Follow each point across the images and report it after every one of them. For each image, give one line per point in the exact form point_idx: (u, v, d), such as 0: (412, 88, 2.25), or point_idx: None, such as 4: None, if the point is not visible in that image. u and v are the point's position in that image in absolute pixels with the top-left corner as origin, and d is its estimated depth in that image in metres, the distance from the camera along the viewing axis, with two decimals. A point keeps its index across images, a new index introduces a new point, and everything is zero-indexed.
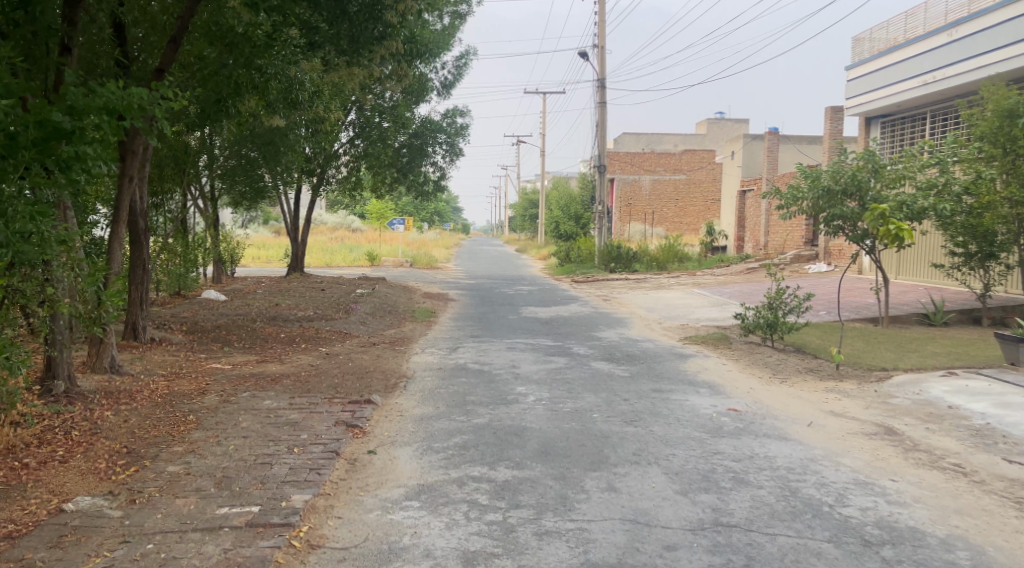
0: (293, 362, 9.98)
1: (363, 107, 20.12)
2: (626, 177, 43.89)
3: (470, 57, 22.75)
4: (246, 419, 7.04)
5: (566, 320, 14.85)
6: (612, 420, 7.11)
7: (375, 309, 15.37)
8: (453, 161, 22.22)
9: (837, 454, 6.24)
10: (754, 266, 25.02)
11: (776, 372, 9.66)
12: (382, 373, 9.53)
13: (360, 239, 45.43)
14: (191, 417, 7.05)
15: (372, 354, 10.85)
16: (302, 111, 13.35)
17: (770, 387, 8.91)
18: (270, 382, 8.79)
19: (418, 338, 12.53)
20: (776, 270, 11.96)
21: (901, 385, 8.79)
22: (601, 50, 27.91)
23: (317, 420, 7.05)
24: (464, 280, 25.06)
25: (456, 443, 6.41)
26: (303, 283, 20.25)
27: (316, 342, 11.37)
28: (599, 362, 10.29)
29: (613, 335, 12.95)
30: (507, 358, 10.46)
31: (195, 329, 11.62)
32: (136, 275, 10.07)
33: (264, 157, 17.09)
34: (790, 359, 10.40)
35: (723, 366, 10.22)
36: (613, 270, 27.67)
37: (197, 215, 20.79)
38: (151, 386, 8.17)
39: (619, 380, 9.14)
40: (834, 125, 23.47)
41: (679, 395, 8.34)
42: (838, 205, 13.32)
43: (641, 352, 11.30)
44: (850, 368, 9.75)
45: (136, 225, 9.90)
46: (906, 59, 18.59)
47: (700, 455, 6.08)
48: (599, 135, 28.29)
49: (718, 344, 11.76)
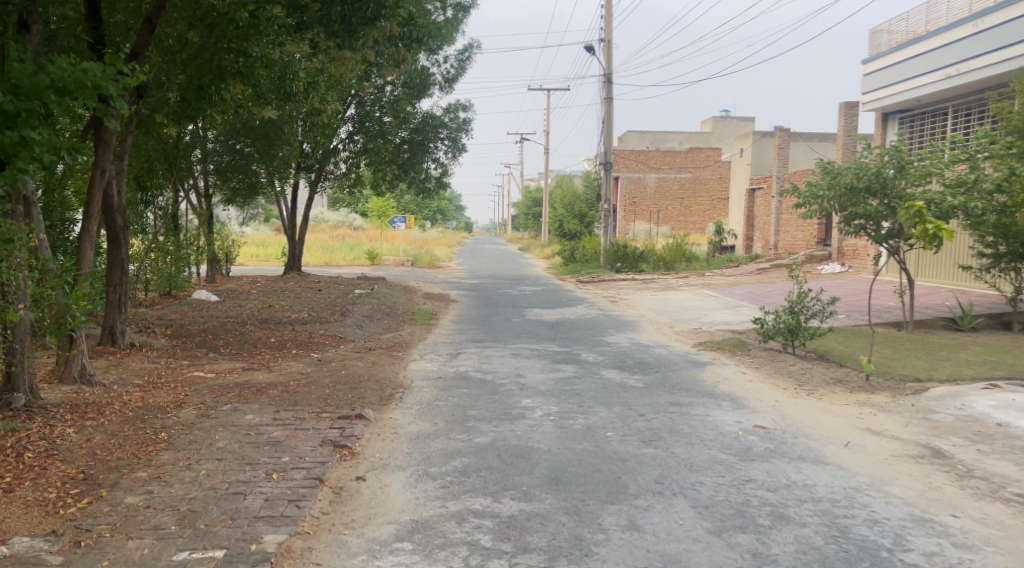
0: (282, 370, 9.29)
1: (363, 100, 19.42)
2: (631, 176, 43.17)
3: (473, 50, 22.08)
4: (224, 437, 6.34)
5: (572, 323, 14.14)
6: (628, 441, 6.42)
7: (373, 310, 14.68)
8: (455, 157, 21.52)
9: (885, 482, 5.55)
10: (765, 266, 24.31)
11: (802, 383, 8.95)
12: (377, 382, 8.84)
13: (360, 238, 44.72)
14: (162, 435, 6.35)
15: (367, 361, 10.15)
16: (296, 103, 12.69)
17: (798, 400, 8.19)
18: (256, 393, 8.10)
19: (417, 343, 11.84)
20: (798, 272, 11.26)
21: (940, 399, 8.08)
22: (607, 44, 27.21)
23: (301, 439, 6.34)
24: (466, 280, 24.36)
25: (455, 468, 5.72)
26: (299, 283, 19.57)
27: (308, 348, 10.67)
28: (611, 371, 9.58)
29: (623, 340, 12.24)
30: (511, 366, 9.76)
31: (180, 333, 10.93)
32: (114, 276, 9.40)
33: (259, 150, 16.35)
34: (815, 368, 9.69)
35: (744, 376, 9.51)
36: (619, 270, 26.92)
37: (190, 213, 20.08)
38: (123, 398, 7.49)
39: (633, 392, 8.44)
40: (849, 121, 22.74)
41: (699, 410, 7.63)
42: (861, 203, 12.57)
43: (654, 359, 10.59)
44: (882, 377, 9.04)
45: (114, 222, 9.21)
46: (927, 51, 17.90)
47: (731, 484, 5.38)
48: (606, 132, 27.58)
49: (736, 351, 11.05)
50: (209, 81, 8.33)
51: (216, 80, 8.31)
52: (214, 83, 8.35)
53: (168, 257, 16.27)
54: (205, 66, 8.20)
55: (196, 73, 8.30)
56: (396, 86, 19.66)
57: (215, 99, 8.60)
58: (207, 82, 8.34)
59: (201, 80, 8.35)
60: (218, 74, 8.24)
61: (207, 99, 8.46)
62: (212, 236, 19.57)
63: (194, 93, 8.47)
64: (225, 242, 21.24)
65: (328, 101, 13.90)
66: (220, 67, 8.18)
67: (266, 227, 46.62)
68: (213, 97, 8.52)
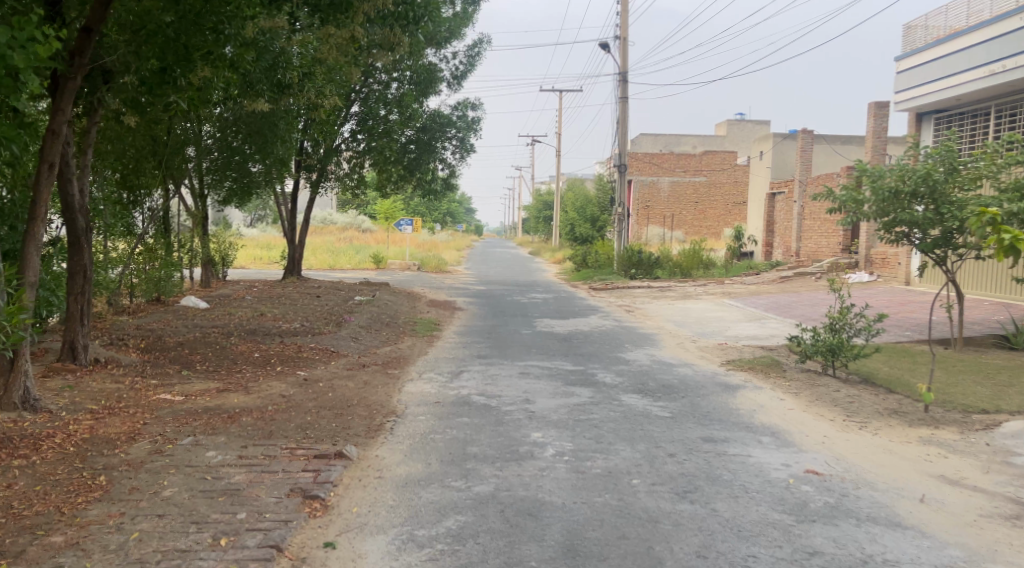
0: (262, 393, 8.19)
1: (365, 96, 18.37)
2: (645, 179, 41.95)
3: (483, 45, 21.05)
4: (174, 483, 5.31)
5: (586, 337, 13.05)
6: (659, 493, 5.35)
7: (371, 320, 13.59)
8: (463, 157, 20.48)
9: (983, 557, 4.47)
10: (788, 274, 23.14)
11: (852, 414, 7.84)
12: (366, 408, 7.79)
13: (367, 241, 43.69)
14: (100, 480, 5.31)
15: (358, 381, 9.07)
16: (289, 95, 11.68)
17: (851, 436, 7.09)
18: (228, 422, 7.04)
19: (416, 359, 10.77)
20: (837, 284, 10.09)
21: (1018, 436, 6.96)
22: (622, 41, 26.16)
23: (265, 486, 5.28)
24: (474, 286, 23.32)
25: (449, 530, 4.67)
26: (298, 289, 18.57)
27: (295, 365, 9.62)
28: (631, 397, 8.49)
29: (643, 357, 11.13)
30: (519, 389, 8.69)
31: (155, 346, 9.86)
32: (75, 284, 8.41)
33: (254, 146, 15.26)
34: (864, 395, 8.57)
35: (782, 404, 8.42)
36: (633, 277, 25.81)
37: (183, 214, 19.05)
38: (70, 428, 6.46)
39: (658, 423, 7.36)
40: (878, 121, 21.63)
41: (739, 450, 6.54)
42: (904, 209, 11.53)
43: (679, 381, 9.49)
44: (942, 408, 7.91)
45: (75, 223, 8.22)
46: (969, 47, 16.83)
47: (793, 560, 4.34)
48: (621, 133, 26.46)
49: (769, 373, 9.94)
50: (174, 63, 7.51)
51: (181, 62, 7.50)
52: (178, 66, 7.54)
53: (160, 261, 15.21)
54: (167, 45, 7.39)
55: (157, 52, 7.44)
56: (402, 81, 18.63)
57: (180, 83, 7.80)
58: (171, 65, 7.52)
59: (165, 62, 7.50)
60: (183, 56, 7.45)
61: (170, 83, 7.64)
62: (206, 238, 18.52)
63: (155, 78, 7.58)
64: (221, 245, 20.19)
65: (326, 94, 12.88)
66: (185, 46, 7.40)
67: (272, 229, 45.55)
68: (178, 81, 7.70)
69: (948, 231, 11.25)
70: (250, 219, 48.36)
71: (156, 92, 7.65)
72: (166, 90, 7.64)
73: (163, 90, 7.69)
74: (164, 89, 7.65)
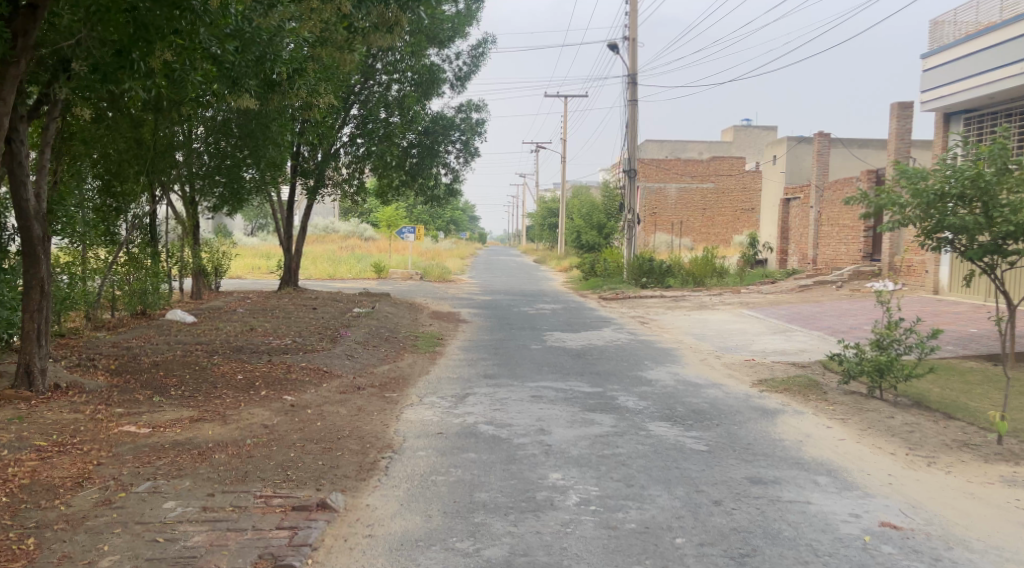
0: (241, 423, 7.21)
1: (364, 98, 17.38)
2: (651, 186, 40.99)
3: (489, 45, 20.17)
4: (117, 546, 4.37)
5: (601, 352, 12.04)
6: (711, 558, 4.42)
7: (370, 334, 12.63)
8: (468, 161, 19.54)
9: None
10: (807, 283, 22.12)
11: (914, 445, 6.88)
12: (359, 441, 6.82)
13: (369, 249, 42.65)
14: (26, 544, 4.37)
15: (352, 406, 8.10)
16: (280, 94, 10.71)
17: (922, 477, 6.12)
18: (199, 461, 6.07)
19: (417, 379, 9.80)
20: (884, 294, 9.07)
21: None
22: (632, 42, 25.24)
23: (229, 552, 4.35)
24: (478, 295, 22.37)
25: None
26: (294, 300, 17.62)
27: (282, 388, 8.64)
28: (659, 425, 7.53)
29: (665, 376, 10.12)
30: (532, 416, 7.72)
31: (127, 366, 8.87)
32: (31, 300, 7.46)
33: (247, 149, 14.28)
34: (923, 423, 7.61)
35: (831, 433, 7.44)
36: (644, 286, 24.84)
37: (172, 222, 18.05)
38: (7, 471, 5.51)
39: (695, 459, 6.40)
40: (902, 123, 20.77)
41: (796, 493, 5.59)
42: (950, 213, 10.56)
43: (710, 405, 8.51)
44: (1017, 439, 6.97)
45: (30, 232, 7.30)
46: (1003, 42, 16.02)
47: None
48: (631, 136, 25.52)
49: (809, 395, 8.99)
50: (131, 45, 6.55)
51: (141, 44, 6.51)
52: (137, 48, 6.57)
53: (146, 271, 14.24)
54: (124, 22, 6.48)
55: (114, 34, 6.52)
56: (404, 82, 17.67)
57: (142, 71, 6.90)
58: (129, 47, 6.55)
59: (122, 44, 6.57)
60: (144, 37, 6.43)
61: (128, 68, 6.70)
62: (198, 247, 17.53)
63: (112, 62, 6.70)
64: (214, 255, 19.20)
65: (322, 93, 11.91)
66: (148, 27, 6.39)
67: (272, 237, 44.72)
68: (138, 66, 6.74)
69: (999, 237, 10.31)
70: (251, 228, 47.63)
71: (112, 79, 6.76)
72: (123, 76, 6.74)
73: (120, 77, 6.78)
74: (122, 75, 6.73)
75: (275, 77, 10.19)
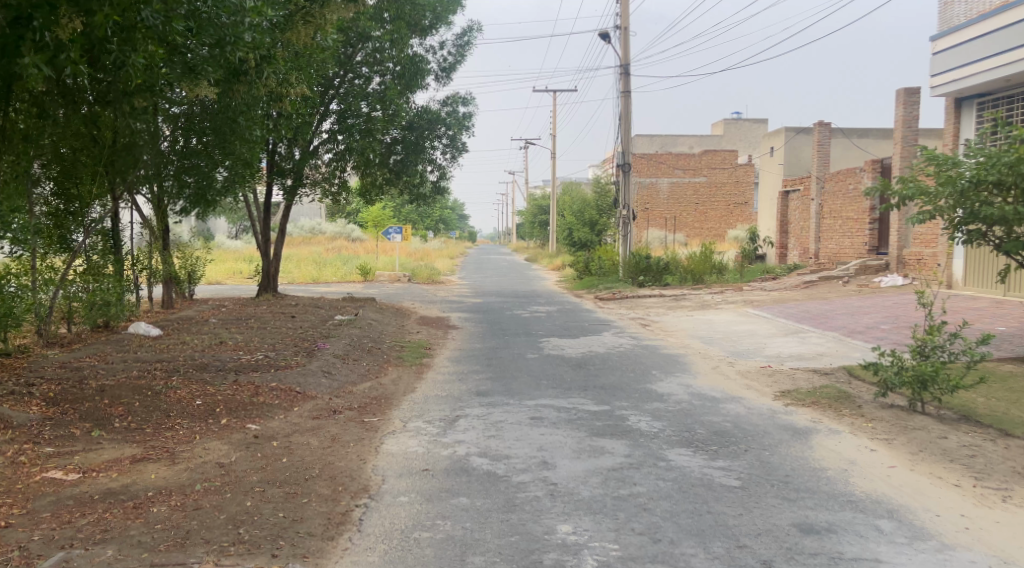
0: (193, 463, 6.12)
1: (345, 91, 16.10)
2: (643, 180, 40.00)
3: (475, 33, 19.11)
4: None
5: (603, 361, 11.01)
6: None
7: (350, 346, 11.57)
8: (455, 157, 18.48)
9: None
10: (812, 278, 21.17)
11: (980, 475, 5.91)
12: (330, 483, 5.79)
13: (357, 251, 41.58)
14: None
15: (326, 436, 7.04)
16: (241, 84, 9.69)
17: (1002, 517, 5.14)
18: (132, 518, 5.01)
19: (401, 398, 8.76)
20: (926, 294, 8.04)
21: None
22: (623, 31, 24.21)
23: None
24: (468, 298, 21.35)
25: None
26: (272, 308, 16.49)
27: (245, 415, 7.56)
28: (680, 452, 6.52)
29: (678, 389, 9.10)
30: (533, 444, 6.70)
31: (68, 393, 7.74)
32: None
33: (214, 146, 13.12)
34: (983, 445, 6.63)
35: (877, 457, 6.45)
36: (641, 284, 23.87)
37: (140, 225, 16.86)
38: None
39: (730, 499, 5.40)
40: (908, 110, 19.86)
41: (860, 546, 4.61)
42: (989, 202, 9.54)
43: (733, 425, 7.49)
44: None
45: None
46: (1017, 21, 15.14)
47: None
48: (625, 128, 24.49)
49: (842, 409, 8.00)
50: (32, 12, 6.03)
51: (44, 10, 6.01)
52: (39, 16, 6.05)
53: (107, 281, 13.11)
54: None
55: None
56: (385, 74, 16.55)
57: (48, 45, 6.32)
58: (29, 13, 6.04)
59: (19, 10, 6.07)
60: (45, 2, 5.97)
61: (27, 39, 6.13)
62: (168, 253, 16.38)
63: (9, 34, 6.15)
64: (187, 260, 18.03)
65: (292, 84, 10.76)
66: None
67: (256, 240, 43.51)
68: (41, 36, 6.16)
69: None
70: (236, 230, 46.42)
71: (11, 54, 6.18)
72: (21, 50, 6.16)
73: (17, 52, 6.21)
74: (21, 49, 6.17)
75: (239, 64, 9.32)
